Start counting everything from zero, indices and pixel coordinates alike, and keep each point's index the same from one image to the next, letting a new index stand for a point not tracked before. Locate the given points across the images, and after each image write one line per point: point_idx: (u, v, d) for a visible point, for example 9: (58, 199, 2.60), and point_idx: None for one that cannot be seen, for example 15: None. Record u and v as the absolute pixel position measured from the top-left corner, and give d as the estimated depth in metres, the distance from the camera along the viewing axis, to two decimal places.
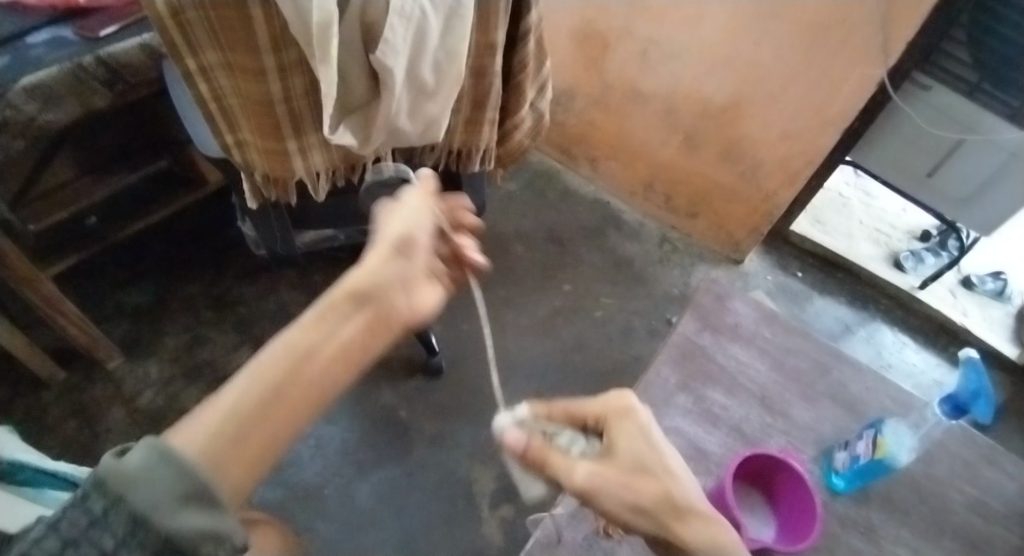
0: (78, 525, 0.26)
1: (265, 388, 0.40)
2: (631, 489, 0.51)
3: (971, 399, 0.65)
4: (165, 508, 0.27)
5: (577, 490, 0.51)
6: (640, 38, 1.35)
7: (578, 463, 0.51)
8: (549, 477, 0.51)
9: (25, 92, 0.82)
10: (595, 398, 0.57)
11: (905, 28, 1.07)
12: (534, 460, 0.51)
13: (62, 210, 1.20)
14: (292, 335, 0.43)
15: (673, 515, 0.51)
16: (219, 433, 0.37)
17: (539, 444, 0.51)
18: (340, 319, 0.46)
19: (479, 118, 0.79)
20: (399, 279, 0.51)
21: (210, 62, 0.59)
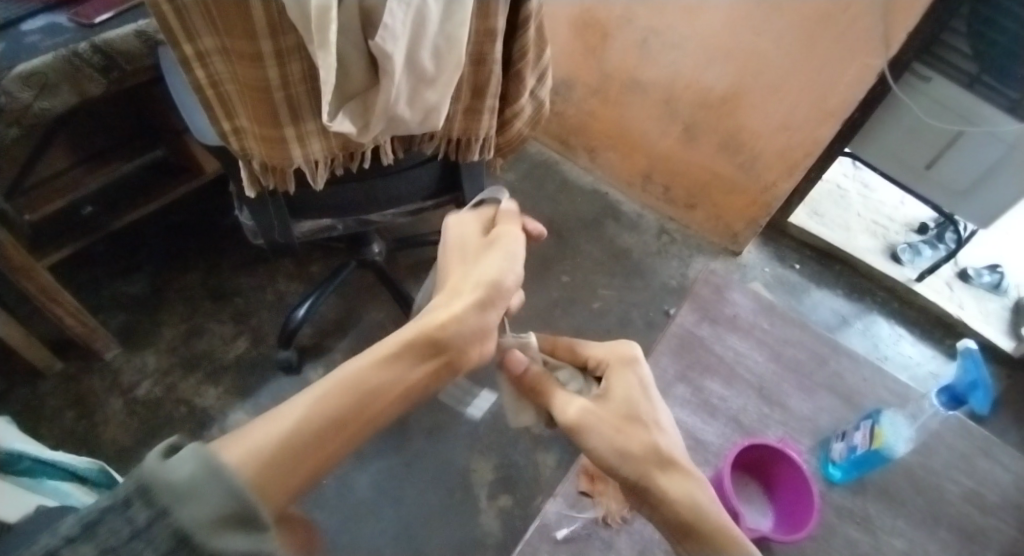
0: (120, 534, 0.28)
1: (325, 417, 0.41)
2: (618, 431, 0.53)
3: (969, 390, 0.65)
4: (205, 528, 0.28)
5: (565, 421, 0.55)
6: (639, 27, 1.34)
7: (571, 396, 0.56)
8: (543, 407, 0.58)
9: (20, 80, 0.81)
10: (602, 344, 0.61)
11: (907, 18, 1.06)
12: (532, 385, 0.58)
13: (60, 198, 1.22)
14: (360, 373, 0.46)
15: (657, 467, 0.51)
16: (278, 449, 0.38)
17: (538, 371, 0.58)
18: (407, 363, 0.50)
19: (478, 107, 0.78)
20: (467, 335, 0.55)
21: (207, 48, 0.58)
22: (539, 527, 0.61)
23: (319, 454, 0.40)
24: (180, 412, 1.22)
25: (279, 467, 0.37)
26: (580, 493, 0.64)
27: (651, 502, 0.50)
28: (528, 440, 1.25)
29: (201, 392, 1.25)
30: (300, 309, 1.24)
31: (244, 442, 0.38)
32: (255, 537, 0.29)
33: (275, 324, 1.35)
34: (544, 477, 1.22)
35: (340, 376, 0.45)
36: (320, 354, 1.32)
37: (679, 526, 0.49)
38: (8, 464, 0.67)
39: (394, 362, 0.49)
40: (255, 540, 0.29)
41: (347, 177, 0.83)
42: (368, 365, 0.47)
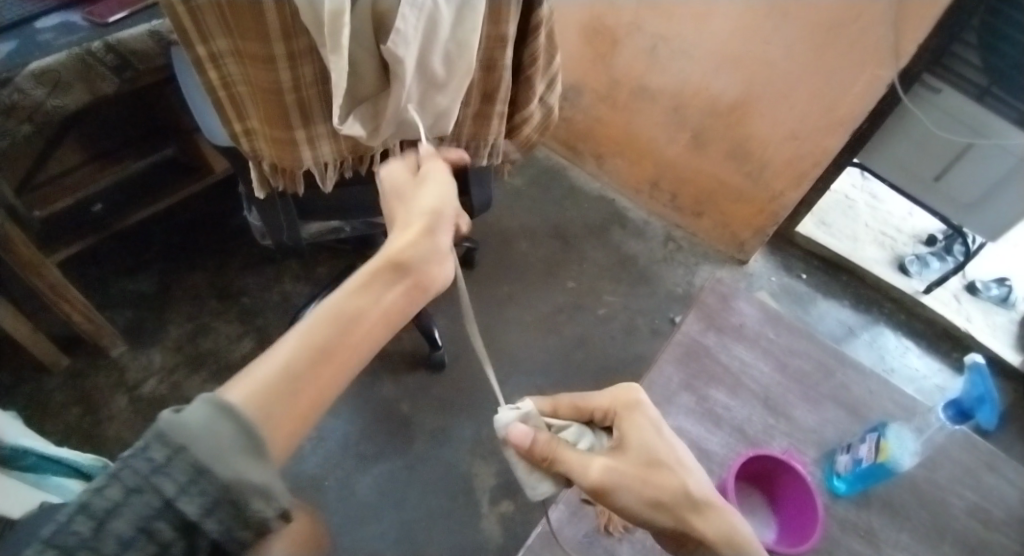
0: (140, 473, 0.30)
1: (309, 352, 0.42)
2: (644, 482, 0.52)
3: (976, 405, 0.65)
4: (221, 461, 0.31)
5: (591, 486, 0.51)
6: (649, 35, 1.35)
7: (591, 462, 0.51)
8: (559, 473, 0.52)
9: (34, 77, 0.82)
10: (604, 391, 0.59)
11: (918, 28, 1.05)
12: (543, 456, 0.52)
13: (69, 195, 1.23)
14: (337, 300, 0.45)
15: (691, 510, 0.51)
16: (274, 389, 0.39)
17: (548, 439, 0.52)
18: (383, 288, 0.47)
19: (488, 112, 0.79)
20: (438, 252, 0.52)
21: (220, 50, 0.59)
22: (541, 534, 0.61)
23: (316, 384, 0.41)
24: None
25: (279, 408, 0.39)
26: (582, 501, 0.63)
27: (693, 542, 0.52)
28: None
29: (205, 390, 1.25)
30: (305, 310, 1.25)
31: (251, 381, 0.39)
32: (267, 470, 0.33)
33: (280, 324, 1.36)
34: None
35: (318, 311, 0.43)
36: None
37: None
38: (9, 459, 0.67)
39: (368, 284, 0.47)
40: (266, 475, 0.32)
41: (355, 181, 0.84)
42: (343, 294, 0.45)
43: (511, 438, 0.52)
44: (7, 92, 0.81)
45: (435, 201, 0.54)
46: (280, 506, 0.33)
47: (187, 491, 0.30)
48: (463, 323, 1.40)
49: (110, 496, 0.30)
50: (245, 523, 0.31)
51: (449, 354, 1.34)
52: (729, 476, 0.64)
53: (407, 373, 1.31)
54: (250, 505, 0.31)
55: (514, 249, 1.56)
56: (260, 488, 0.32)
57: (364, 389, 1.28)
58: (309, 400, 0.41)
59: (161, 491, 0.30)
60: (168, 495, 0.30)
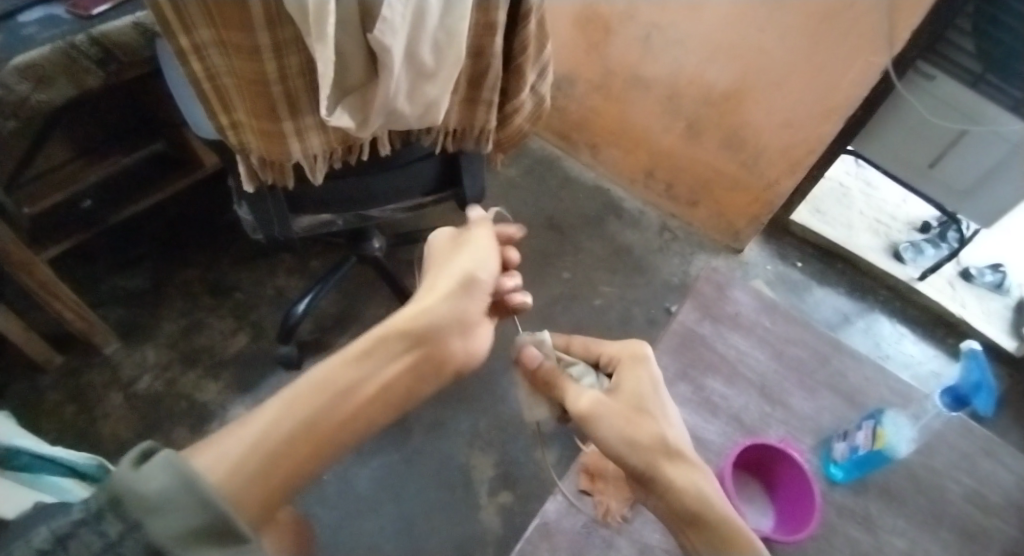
0: (92, 546, 0.29)
1: (305, 416, 0.44)
2: (627, 420, 0.53)
3: (972, 391, 0.65)
4: (177, 543, 0.28)
5: (579, 414, 0.55)
6: (642, 23, 1.33)
7: (582, 392, 0.56)
8: (558, 399, 0.58)
9: (18, 72, 0.80)
10: (615, 341, 0.61)
11: (912, 15, 1.04)
12: (545, 379, 0.58)
13: (60, 191, 1.20)
14: (335, 369, 0.49)
15: (664, 456, 0.51)
16: (249, 459, 0.40)
17: (551, 368, 0.59)
18: (384, 358, 0.52)
19: (479, 101, 0.78)
20: (445, 324, 0.58)
21: (203, 40, 0.57)
22: (539, 525, 0.61)
23: (295, 456, 0.42)
24: (180, 407, 1.22)
25: (252, 474, 0.40)
26: (581, 492, 0.63)
27: (657, 485, 0.50)
28: (528, 436, 1.25)
29: (201, 387, 1.25)
30: (300, 305, 1.24)
31: (218, 453, 0.40)
32: (232, 549, 0.30)
33: (274, 319, 1.35)
34: (544, 473, 1.21)
35: (315, 376, 0.47)
36: (320, 350, 1.32)
37: (689, 511, 0.48)
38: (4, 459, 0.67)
39: (374, 356, 0.52)
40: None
41: (344, 172, 0.83)
42: (340, 362, 0.50)
43: (521, 357, 0.59)
44: None
45: (467, 266, 0.64)
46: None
47: None
48: None
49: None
50: None
51: None
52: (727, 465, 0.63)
53: None
54: None
55: None
56: None
57: None
58: (287, 470, 0.42)
59: None
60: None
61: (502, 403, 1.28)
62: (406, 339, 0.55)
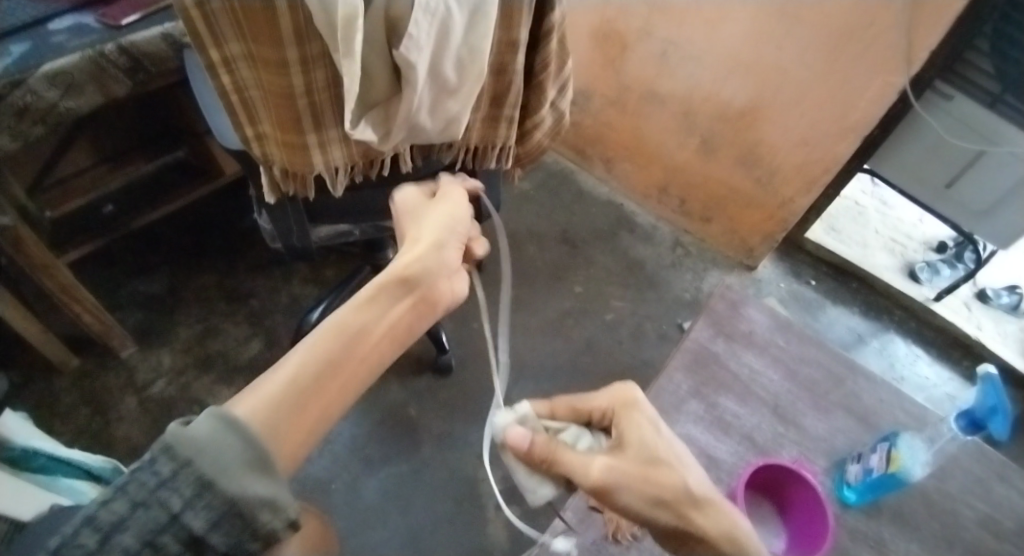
0: (149, 486, 0.29)
1: (316, 362, 0.43)
2: (644, 480, 0.50)
3: (988, 415, 0.64)
4: (226, 473, 0.30)
5: (593, 487, 0.49)
6: (659, 39, 1.34)
7: (593, 463, 0.49)
8: (561, 476, 0.50)
9: (47, 78, 0.83)
10: (598, 393, 0.57)
11: (931, 35, 1.04)
12: (541, 459, 0.50)
13: (77, 198, 1.24)
14: (343, 316, 0.47)
15: (693, 507, 0.50)
16: (281, 401, 0.40)
17: (544, 441, 0.50)
18: (390, 302, 0.49)
19: (498, 116, 0.79)
20: (441, 267, 0.54)
21: (233, 54, 0.59)
22: (549, 539, 0.61)
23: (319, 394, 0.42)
24: (193, 411, 1.23)
25: (288, 414, 0.40)
26: (590, 509, 0.63)
27: (698, 544, 0.50)
28: None
29: (214, 392, 1.26)
30: (314, 313, 1.25)
31: (256, 396, 0.40)
32: (273, 484, 0.31)
33: (287, 326, 1.36)
34: None
35: (327, 323, 0.46)
36: None
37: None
38: (21, 460, 0.69)
39: (380, 299, 0.49)
40: (274, 488, 0.31)
41: (364, 184, 0.84)
42: (349, 310, 0.47)
43: (509, 441, 0.50)
44: (21, 93, 0.81)
45: (441, 222, 0.56)
46: (290, 526, 0.31)
47: (195, 504, 0.29)
48: (470, 327, 1.40)
49: (115, 511, 0.28)
50: (254, 536, 0.30)
51: (456, 358, 1.34)
52: (738, 485, 0.63)
53: (414, 376, 1.31)
54: (257, 519, 0.30)
55: (522, 253, 1.55)
56: (269, 502, 0.30)
57: (371, 392, 1.28)
58: (317, 410, 0.41)
59: (167, 506, 0.28)
60: (174, 509, 0.28)
61: None
62: (408, 280, 0.51)
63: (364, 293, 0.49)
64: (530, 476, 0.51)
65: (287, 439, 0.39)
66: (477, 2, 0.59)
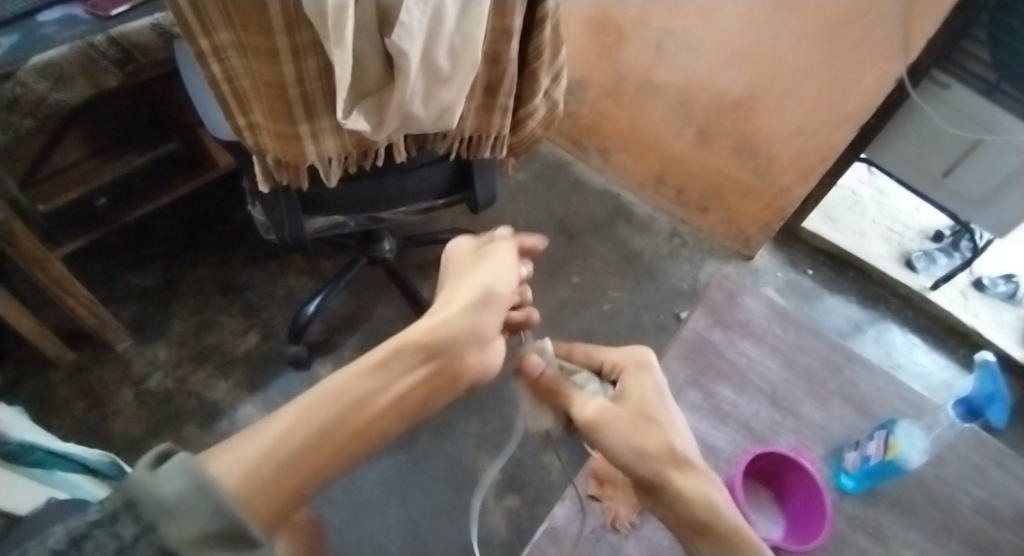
0: (106, 548, 0.27)
1: (310, 432, 0.40)
2: (635, 428, 0.52)
3: (985, 403, 0.64)
4: (190, 546, 0.27)
5: (586, 423, 0.53)
6: (654, 28, 1.33)
7: (588, 402, 0.54)
8: (561, 409, 0.55)
9: (36, 71, 0.81)
10: (616, 348, 0.60)
11: (928, 23, 1.03)
12: (547, 388, 0.56)
13: (69, 192, 1.22)
14: (349, 381, 0.45)
15: (673, 466, 0.49)
16: (261, 466, 0.37)
17: (554, 375, 0.56)
18: (401, 370, 0.49)
19: (492, 106, 0.78)
20: (461, 338, 0.55)
21: (223, 43, 0.58)
22: (547, 528, 0.61)
23: (307, 462, 0.39)
24: (190, 405, 1.23)
25: (268, 484, 0.37)
26: (588, 497, 0.63)
27: (664, 496, 0.49)
28: (535, 441, 1.25)
29: (210, 385, 1.25)
30: (310, 306, 1.25)
31: (232, 457, 0.37)
32: (242, 554, 0.29)
33: (284, 319, 1.35)
34: (550, 478, 1.21)
35: (325, 388, 0.44)
36: (329, 351, 1.32)
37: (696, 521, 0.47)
38: (18, 455, 0.67)
39: (389, 368, 0.48)
40: None
41: (358, 175, 0.83)
42: (353, 374, 0.46)
43: (523, 364, 0.57)
44: (10, 86, 0.80)
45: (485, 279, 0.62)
46: None
47: None
48: None
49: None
50: None
51: None
52: (736, 472, 0.63)
53: None
54: None
55: None
56: None
57: None
58: (301, 476, 0.39)
59: None
60: None
61: (509, 407, 1.28)
62: (421, 352, 0.51)
63: (373, 359, 0.48)
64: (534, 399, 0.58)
65: (260, 503, 0.36)
66: None
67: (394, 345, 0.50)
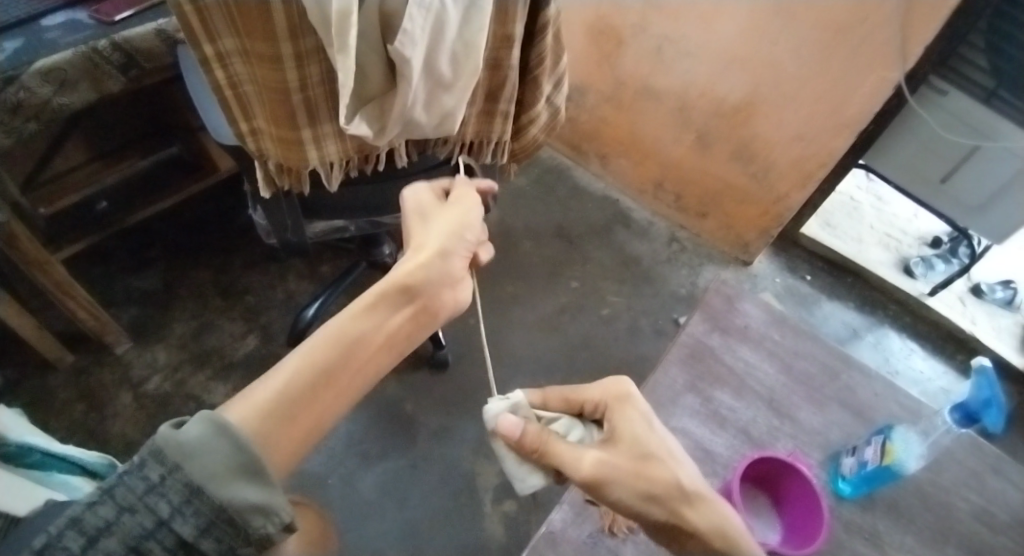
0: (136, 491, 0.30)
1: (315, 374, 0.43)
2: (638, 475, 0.51)
3: (982, 408, 0.64)
4: (217, 477, 0.31)
5: (585, 481, 0.50)
6: (654, 35, 1.35)
7: (583, 454, 0.50)
8: (551, 468, 0.51)
9: (40, 75, 0.82)
10: (594, 384, 0.58)
11: (925, 31, 1.04)
12: (533, 448, 0.50)
13: (73, 193, 1.23)
14: (343, 323, 0.47)
15: (685, 503, 0.50)
16: (275, 405, 0.40)
17: (537, 431, 0.51)
18: (388, 311, 0.50)
19: (493, 111, 0.79)
20: (442, 279, 0.56)
21: (227, 48, 0.59)
22: (545, 532, 0.61)
23: (312, 401, 0.43)
24: (188, 408, 1.23)
25: (281, 425, 0.40)
26: (586, 502, 0.63)
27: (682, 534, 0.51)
28: None
29: (209, 388, 1.26)
30: (309, 309, 1.25)
31: (249, 402, 0.40)
32: (266, 490, 0.32)
33: (283, 323, 1.36)
34: (548, 483, 1.21)
35: (325, 331, 0.46)
36: None
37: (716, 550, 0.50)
38: (17, 455, 0.68)
39: (378, 311, 0.50)
40: (265, 494, 0.32)
41: (359, 180, 0.84)
42: (348, 316, 0.48)
43: (500, 428, 0.51)
44: (14, 89, 0.81)
45: (454, 223, 0.59)
46: (277, 524, 0.32)
47: (183, 510, 0.30)
48: (466, 323, 1.40)
49: (103, 515, 0.29)
50: (245, 539, 0.31)
51: (452, 354, 1.34)
52: (733, 477, 0.64)
53: (409, 372, 1.31)
54: (248, 522, 0.31)
55: (518, 249, 1.55)
56: (261, 506, 0.32)
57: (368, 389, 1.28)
58: (314, 415, 0.42)
59: (156, 510, 0.29)
60: (163, 514, 0.29)
61: None
62: (411, 291, 0.53)
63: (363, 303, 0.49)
64: (523, 466, 0.52)
65: (280, 446, 0.39)
66: None
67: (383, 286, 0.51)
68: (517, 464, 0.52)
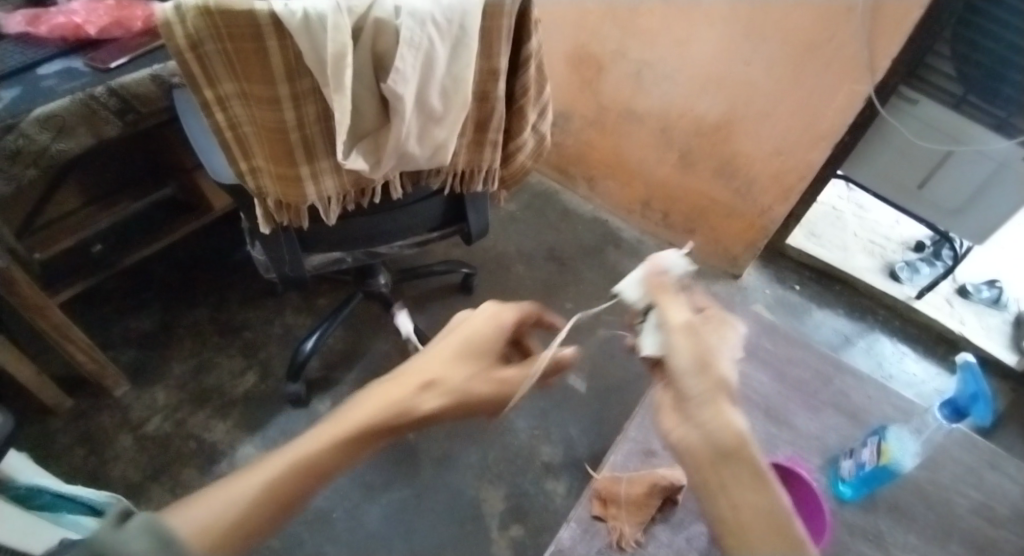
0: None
1: (266, 498, 0.38)
2: (706, 359, 0.44)
3: (970, 402, 0.65)
4: None
5: (669, 324, 0.47)
6: (633, 60, 1.40)
7: (685, 313, 0.48)
8: (657, 304, 0.51)
9: (38, 122, 0.84)
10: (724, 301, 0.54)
11: (891, 44, 1.09)
12: (654, 284, 0.54)
13: (69, 236, 1.23)
14: (305, 451, 0.40)
15: (723, 393, 0.42)
16: (219, 526, 0.36)
17: (658, 284, 0.53)
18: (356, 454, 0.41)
19: (482, 141, 0.82)
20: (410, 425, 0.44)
21: (227, 93, 0.61)
22: (554, 548, 0.62)
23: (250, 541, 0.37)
24: (188, 447, 1.22)
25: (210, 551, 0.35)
26: (593, 518, 0.65)
27: (698, 411, 0.41)
28: (537, 468, 1.25)
29: (210, 426, 1.25)
30: (307, 342, 1.25)
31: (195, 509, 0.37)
32: None
33: (281, 357, 1.36)
34: (555, 505, 1.21)
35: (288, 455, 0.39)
36: (327, 387, 1.33)
37: (723, 444, 0.40)
38: (26, 497, 0.69)
39: (352, 451, 0.41)
40: None
41: (355, 213, 0.86)
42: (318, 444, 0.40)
43: (655, 261, 0.59)
44: (13, 138, 0.82)
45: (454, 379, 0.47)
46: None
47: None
48: None
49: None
50: None
51: None
52: None
53: None
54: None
55: (511, 273, 1.57)
56: None
57: None
58: (254, 532, 0.37)
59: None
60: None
61: (510, 435, 1.29)
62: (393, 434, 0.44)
63: (339, 440, 0.41)
64: (637, 280, 0.56)
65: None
66: (458, 35, 0.62)
67: (369, 421, 0.42)
68: (636, 276, 0.57)
